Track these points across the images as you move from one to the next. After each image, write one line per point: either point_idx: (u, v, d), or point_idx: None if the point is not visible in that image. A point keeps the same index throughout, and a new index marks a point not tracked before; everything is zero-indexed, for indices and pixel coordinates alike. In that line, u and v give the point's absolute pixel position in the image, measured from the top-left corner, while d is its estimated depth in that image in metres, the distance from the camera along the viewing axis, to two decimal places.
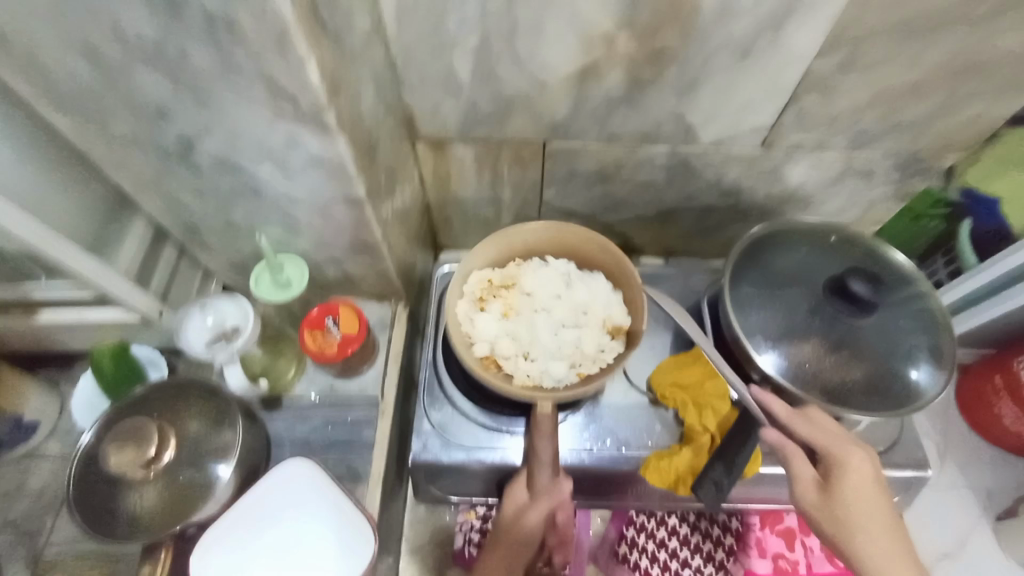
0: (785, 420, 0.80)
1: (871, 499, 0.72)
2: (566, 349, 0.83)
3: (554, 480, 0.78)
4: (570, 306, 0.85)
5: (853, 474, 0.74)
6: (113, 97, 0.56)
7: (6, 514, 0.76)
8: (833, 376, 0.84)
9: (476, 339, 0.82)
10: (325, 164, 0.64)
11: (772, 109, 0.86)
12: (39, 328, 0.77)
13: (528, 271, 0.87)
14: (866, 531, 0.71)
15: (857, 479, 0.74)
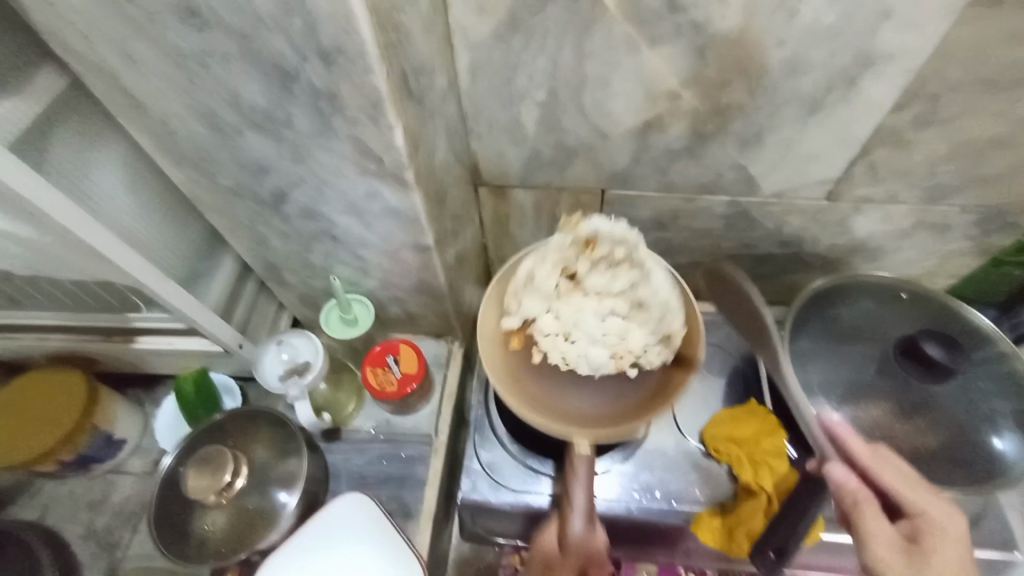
0: (867, 463, 0.70)
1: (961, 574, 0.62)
2: (612, 344, 0.72)
3: (587, 531, 0.73)
4: (624, 301, 0.73)
5: (938, 531, 0.65)
6: (221, 155, 0.63)
7: (92, 525, 0.83)
8: (907, 445, 0.79)
9: (515, 310, 0.76)
10: (400, 215, 0.67)
11: (842, 162, 0.84)
12: (134, 353, 0.84)
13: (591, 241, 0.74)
14: None
15: (947, 536, 0.65)
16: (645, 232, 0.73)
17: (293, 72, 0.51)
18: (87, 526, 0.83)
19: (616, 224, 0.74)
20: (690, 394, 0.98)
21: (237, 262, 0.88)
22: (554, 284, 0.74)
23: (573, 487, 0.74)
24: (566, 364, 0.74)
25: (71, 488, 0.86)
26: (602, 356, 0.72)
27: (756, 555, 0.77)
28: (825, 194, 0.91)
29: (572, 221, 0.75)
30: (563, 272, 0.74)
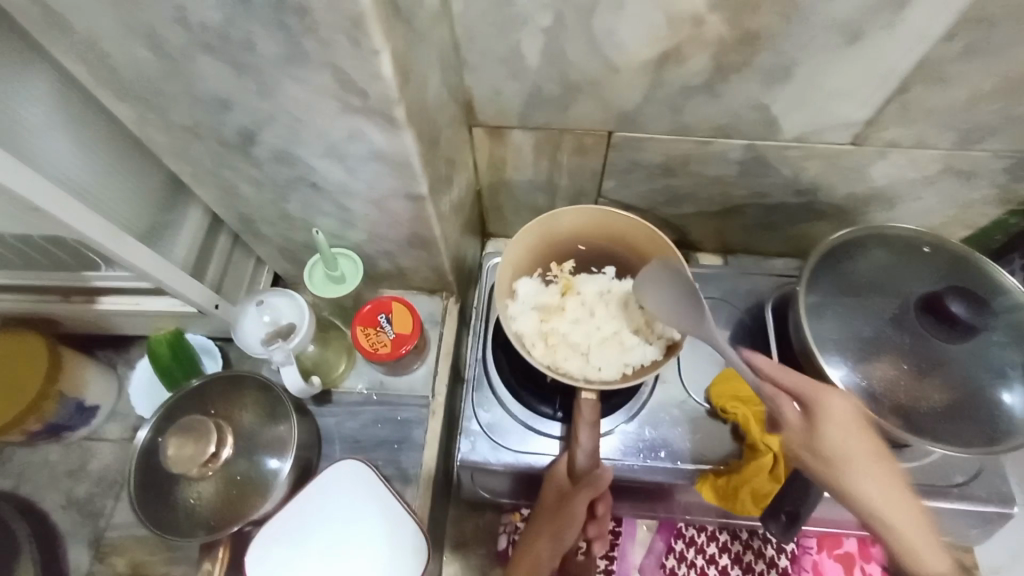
0: (768, 372, 0.74)
1: (870, 468, 0.70)
2: (614, 340, 0.84)
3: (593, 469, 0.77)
4: (619, 301, 0.87)
5: (845, 428, 0.70)
6: (173, 86, 0.53)
7: (71, 494, 0.79)
8: (915, 399, 0.77)
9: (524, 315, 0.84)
10: (388, 158, 0.59)
11: (874, 101, 0.76)
12: (98, 314, 0.77)
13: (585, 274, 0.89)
14: (866, 472, 0.69)
15: (847, 426, 0.70)
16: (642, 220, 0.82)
17: None
18: (66, 495, 0.79)
19: (616, 216, 0.84)
20: None
21: (206, 214, 0.79)
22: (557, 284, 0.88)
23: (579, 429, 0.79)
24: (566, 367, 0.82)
25: (44, 456, 0.81)
26: (601, 352, 0.84)
27: (767, 520, 0.81)
28: (850, 138, 0.84)
29: (581, 213, 0.84)
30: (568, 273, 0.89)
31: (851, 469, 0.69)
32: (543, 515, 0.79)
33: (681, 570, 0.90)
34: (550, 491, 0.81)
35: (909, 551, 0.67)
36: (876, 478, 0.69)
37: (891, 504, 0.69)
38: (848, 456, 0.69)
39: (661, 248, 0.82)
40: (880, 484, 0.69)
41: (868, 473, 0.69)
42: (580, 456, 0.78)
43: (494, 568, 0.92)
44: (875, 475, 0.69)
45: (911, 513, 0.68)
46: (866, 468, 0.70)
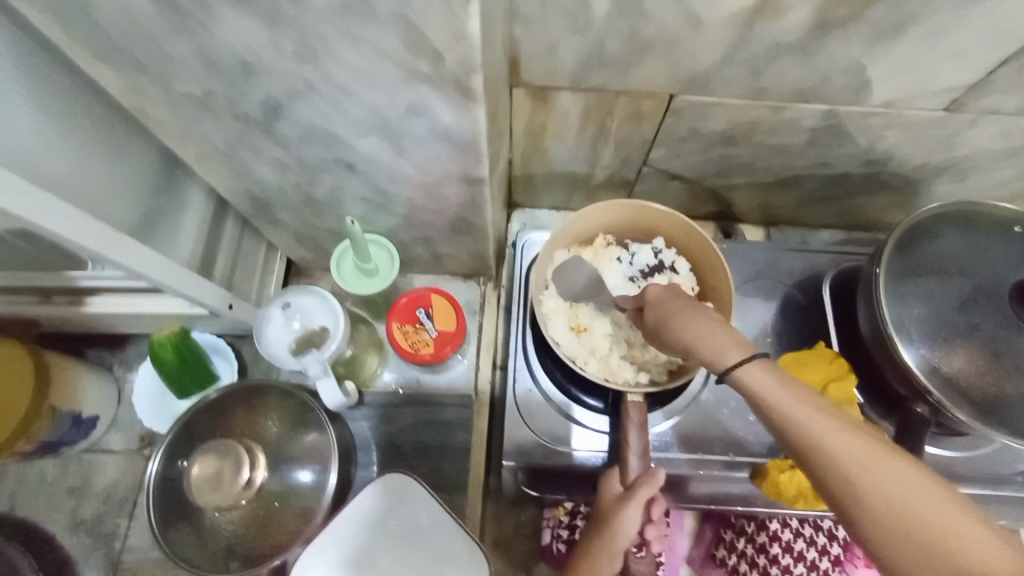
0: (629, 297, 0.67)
1: (697, 316, 0.51)
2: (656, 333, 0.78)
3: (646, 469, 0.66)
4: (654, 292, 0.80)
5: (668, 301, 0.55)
6: (176, 47, 0.40)
7: (77, 514, 0.70)
8: (994, 392, 0.70)
9: (556, 320, 0.77)
10: (451, 139, 0.48)
11: (989, 63, 0.66)
12: (90, 318, 0.66)
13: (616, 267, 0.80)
14: (686, 324, 0.51)
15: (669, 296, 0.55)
16: (672, 209, 0.76)
17: None
18: (72, 516, 0.70)
19: (647, 207, 0.78)
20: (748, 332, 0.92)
21: (209, 197, 0.67)
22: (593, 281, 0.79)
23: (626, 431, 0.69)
24: (607, 375, 0.75)
25: (41, 474, 0.72)
26: (649, 352, 0.76)
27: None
28: (946, 105, 0.74)
29: (613, 209, 0.78)
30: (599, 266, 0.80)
31: (709, 329, 0.49)
32: (596, 519, 0.69)
33: (731, 560, 0.88)
34: (602, 495, 0.71)
35: (766, 401, 0.45)
36: (682, 325, 0.51)
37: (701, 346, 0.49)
38: (663, 320, 0.53)
39: (698, 242, 0.77)
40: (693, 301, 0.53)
41: (692, 316, 0.51)
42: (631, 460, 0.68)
43: (538, 564, 0.88)
44: (698, 316, 0.51)
45: (723, 338, 0.48)
46: (689, 314, 0.51)
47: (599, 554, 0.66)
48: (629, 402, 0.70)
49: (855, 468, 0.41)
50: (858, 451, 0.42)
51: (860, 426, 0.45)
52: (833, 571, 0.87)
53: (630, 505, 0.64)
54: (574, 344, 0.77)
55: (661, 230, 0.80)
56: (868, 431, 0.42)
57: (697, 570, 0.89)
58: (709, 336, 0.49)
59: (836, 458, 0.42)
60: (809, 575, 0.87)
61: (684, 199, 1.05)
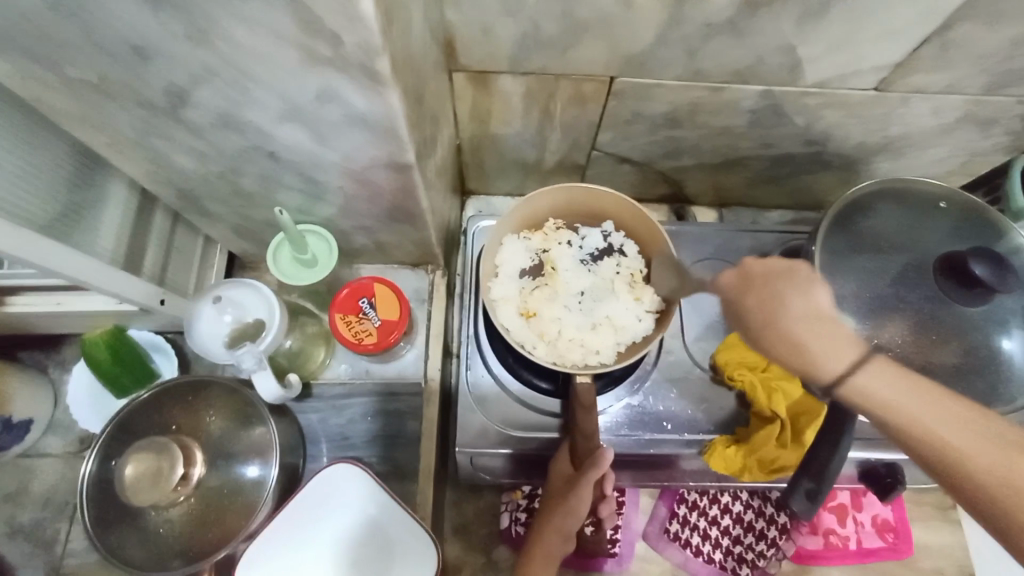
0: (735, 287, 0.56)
1: (788, 306, 0.52)
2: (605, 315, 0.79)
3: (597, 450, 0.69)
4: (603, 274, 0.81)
5: (769, 287, 0.53)
6: (65, 30, 0.39)
7: (14, 520, 0.69)
8: (921, 361, 0.73)
9: (504, 305, 0.77)
10: (368, 124, 0.47)
11: (911, 41, 0.68)
12: (14, 317, 0.64)
13: (565, 250, 0.81)
14: (799, 318, 0.51)
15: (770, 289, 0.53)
16: (617, 192, 0.77)
17: None
18: (9, 521, 0.69)
19: (592, 191, 0.78)
20: None
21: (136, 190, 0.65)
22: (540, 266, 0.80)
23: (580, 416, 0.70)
24: (556, 358, 0.76)
25: None
26: (597, 334, 0.78)
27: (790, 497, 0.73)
28: (875, 84, 0.76)
29: (558, 193, 0.78)
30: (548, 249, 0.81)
31: (789, 324, 0.51)
32: (550, 502, 0.70)
33: (684, 533, 0.91)
34: (554, 477, 0.73)
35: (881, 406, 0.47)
36: (767, 310, 0.52)
37: (803, 350, 0.50)
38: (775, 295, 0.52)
39: (642, 224, 0.78)
40: (822, 312, 0.51)
41: (781, 298, 0.52)
42: (581, 443, 0.70)
43: (497, 547, 0.89)
44: (804, 299, 0.51)
45: (834, 343, 0.49)
46: (776, 294, 0.52)
47: (555, 533, 0.68)
48: (580, 386, 0.72)
49: (969, 456, 0.44)
50: (962, 432, 0.45)
51: (922, 384, 0.48)
52: (780, 539, 0.91)
53: (584, 487, 0.65)
54: (523, 328, 0.77)
55: (606, 213, 0.81)
56: (976, 417, 0.45)
57: (651, 545, 0.91)
58: (798, 312, 0.51)
59: (954, 453, 0.44)
60: (757, 544, 0.90)
61: (636, 182, 1.06)
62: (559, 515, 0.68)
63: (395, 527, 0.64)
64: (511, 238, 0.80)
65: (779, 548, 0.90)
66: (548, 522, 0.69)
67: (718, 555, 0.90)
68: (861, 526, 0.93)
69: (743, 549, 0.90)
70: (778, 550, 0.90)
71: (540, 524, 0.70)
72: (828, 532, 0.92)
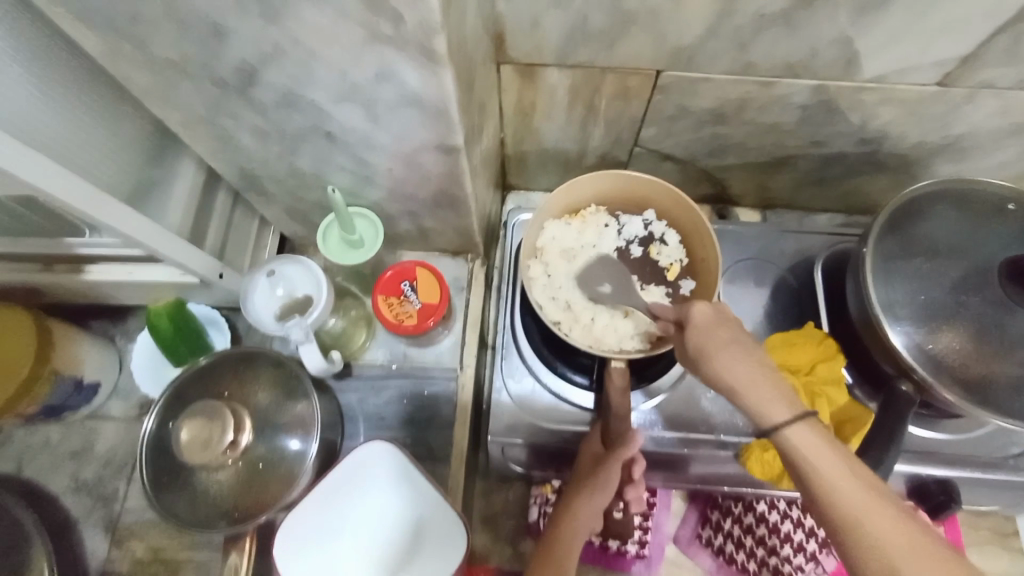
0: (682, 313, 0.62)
1: (744, 358, 0.56)
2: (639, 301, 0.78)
3: (627, 432, 0.71)
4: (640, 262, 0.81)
5: (715, 323, 0.59)
6: (152, 10, 0.42)
7: (78, 476, 0.74)
8: (983, 371, 0.69)
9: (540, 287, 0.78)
10: (422, 104, 0.49)
11: (980, 32, 0.65)
12: (88, 285, 0.69)
13: (605, 236, 0.80)
14: (740, 359, 0.56)
15: (716, 320, 0.59)
16: (664, 179, 0.76)
17: None
18: (73, 478, 0.74)
19: (638, 178, 0.78)
20: (740, 313, 0.91)
21: (201, 170, 0.69)
22: (581, 249, 0.80)
23: (611, 395, 0.74)
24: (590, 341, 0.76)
25: (46, 436, 0.75)
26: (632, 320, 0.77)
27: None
28: (938, 79, 0.73)
29: (604, 179, 0.79)
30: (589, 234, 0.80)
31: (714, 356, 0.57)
32: (576, 483, 0.71)
33: (717, 540, 0.88)
34: (584, 460, 0.73)
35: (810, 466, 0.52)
36: (725, 367, 0.56)
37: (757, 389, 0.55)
38: (707, 354, 0.57)
39: (686, 213, 0.78)
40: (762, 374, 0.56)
41: (734, 358, 0.56)
42: (613, 424, 0.72)
43: (524, 539, 0.89)
44: (739, 353, 0.56)
45: (771, 396, 0.54)
46: (733, 355, 0.57)
47: (582, 512, 0.67)
48: (614, 368, 0.74)
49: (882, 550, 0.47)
50: (877, 509, 0.49)
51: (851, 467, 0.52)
52: (820, 553, 0.86)
53: (612, 464, 0.67)
54: (559, 311, 0.77)
55: (649, 202, 0.81)
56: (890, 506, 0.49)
57: (683, 550, 0.89)
58: (743, 367, 0.56)
59: (863, 526, 0.49)
60: (795, 557, 0.86)
61: (677, 181, 1.05)
62: (584, 492, 0.68)
63: (429, 512, 0.66)
64: (553, 222, 0.80)
65: (819, 562, 0.86)
66: (574, 499, 0.69)
67: (753, 566, 0.87)
68: None
69: (780, 561, 0.86)
70: (817, 564, 0.86)
71: (566, 501, 0.70)
72: None
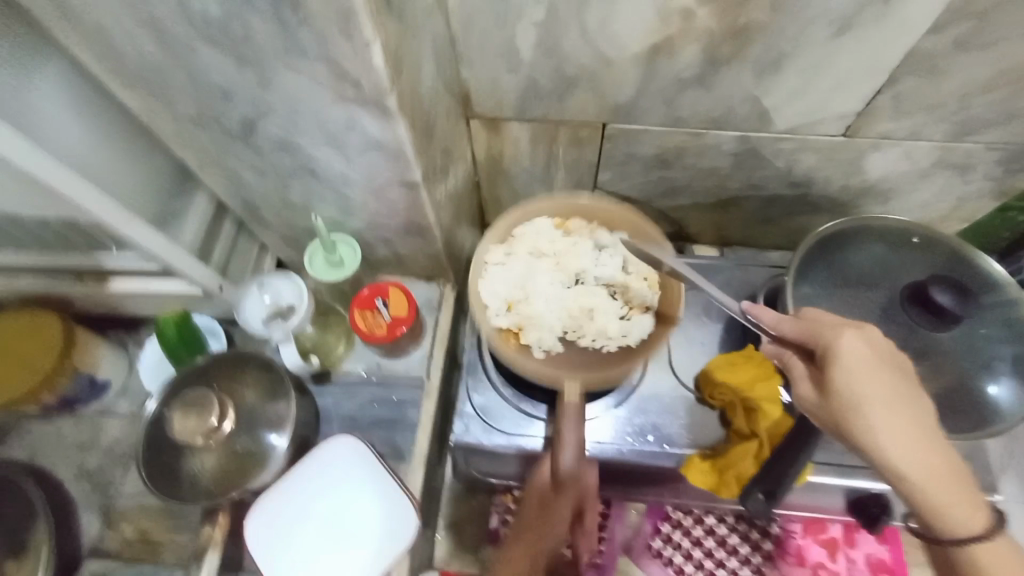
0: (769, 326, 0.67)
1: (878, 382, 0.60)
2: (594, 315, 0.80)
3: (578, 468, 0.75)
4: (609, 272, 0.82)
5: (890, 374, 0.60)
6: (179, 77, 0.57)
7: (84, 465, 0.84)
8: None
9: (498, 285, 0.81)
10: (382, 147, 0.62)
11: (865, 93, 0.77)
12: (110, 295, 0.82)
13: (576, 246, 0.82)
14: (882, 415, 0.59)
15: (870, 374, 0.60)
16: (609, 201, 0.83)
17: None
18: (80, 467, 0.84)
19: (582, 201, 0.85)
20: (688, 342, 0.94)
21: (212, 201, 0.83)
22: (552, 253, 0.83)
23: (564, 427, 0.77)
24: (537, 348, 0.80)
25: (60, 428, 0.86)
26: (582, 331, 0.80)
27: (745, 497, 0.78)
28: (842, 131, 0.85)
29: (552, 202, 0.85)
30: (563, 236, 0.83)
31: (862, 410, 0.60)
32: (527, 519, 0.78)
33: (666, 551, 0.94)
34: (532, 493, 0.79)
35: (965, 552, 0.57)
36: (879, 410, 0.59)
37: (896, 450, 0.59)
38: (852, 389, 0.60)
39: (643, 231, 0.82)
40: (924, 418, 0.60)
41: (882, 398, 0.60)
42: (565, 456, 0.76)
43: (485, 546, 0.95)
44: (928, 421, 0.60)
45: (955, 489, 0.58)
46: (862, 381, 0.60)
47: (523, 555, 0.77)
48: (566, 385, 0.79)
49: None
50: None
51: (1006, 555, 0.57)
52: (764, 567, 0.94)
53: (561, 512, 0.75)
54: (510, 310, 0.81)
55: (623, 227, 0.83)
56: None
57: (634, 560, 0.95)
58: (883, 425, 0.59)
59: None
60: (741, 569, 0.94)
61: None
62: (534, 518, 0.78)
63: (386, 500, 0.74)
64: (529, 226, 0.84)
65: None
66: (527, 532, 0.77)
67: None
68: (853, 565, 0.94)
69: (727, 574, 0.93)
70: None
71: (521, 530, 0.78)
72: (818, 566, 0.93)
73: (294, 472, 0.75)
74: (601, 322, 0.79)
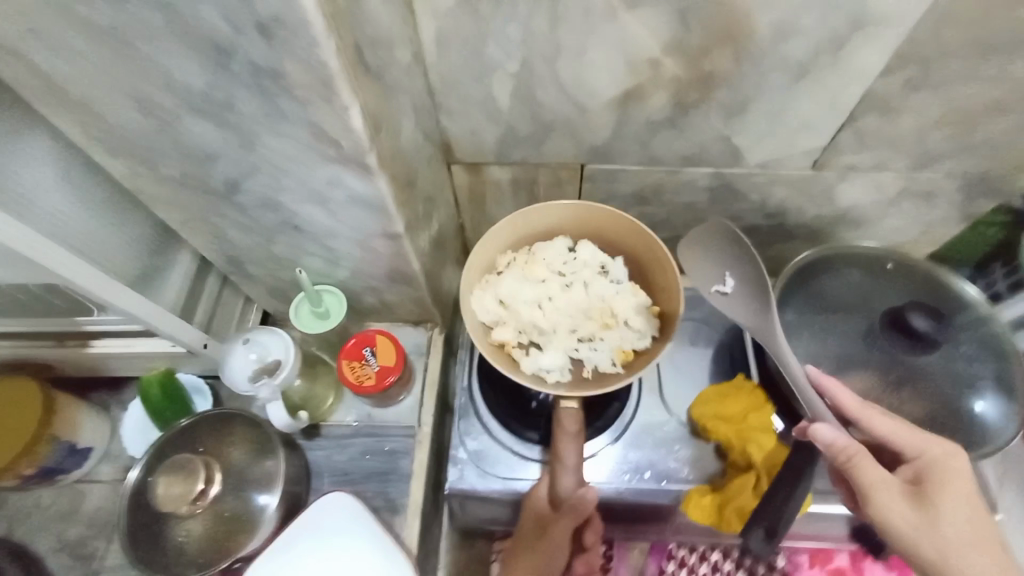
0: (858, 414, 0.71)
1: (973, 508, 0.63)
2: (587, 323, 0.76)
3: (577, 489, 0.77)
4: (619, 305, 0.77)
5: (979, 514, 0.63)
6: (164, 144, 0.58)
7: (64, 536, 0.81)
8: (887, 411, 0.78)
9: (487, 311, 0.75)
10: (365, 202, 0.63)
11: (829, 129, 0.80)
12: (92, 357, 0.81)
13: (585, 268, 0.78)
14: (970, 548, 0.61)
15: (963, 503, 0.63)
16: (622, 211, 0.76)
17: (233, 50, 0.46)
18: (59, 539, 0.81)
19: (598, 209, 0.77)
20: (678, 373, 0.94)
21: (196, 258, 0.84)
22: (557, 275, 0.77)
23: (563, 443, 0.77)
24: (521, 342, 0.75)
25: (38, 499, 0.83)
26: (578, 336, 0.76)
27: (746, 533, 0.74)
28: (811, 164, 0.88)
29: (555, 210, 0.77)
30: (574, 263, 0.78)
31: (951, 529, 0.62)
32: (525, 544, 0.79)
33: None
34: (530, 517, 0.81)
35: None
36: (967, 543, 0.61)
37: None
38: (941, 514, 0.63)
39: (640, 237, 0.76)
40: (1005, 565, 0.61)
41: (969, 528, 0.62)
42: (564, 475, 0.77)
43: None
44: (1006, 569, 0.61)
45: None
46: (956, 499, 0.64)
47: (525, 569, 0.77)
48: (565, 412, 0.76)
49: None
50: None
51: None
52: None
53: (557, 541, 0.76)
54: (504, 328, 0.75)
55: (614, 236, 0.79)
56: None
57: None
58: (970, 558, 0.61)
59: None
60: None
61: None
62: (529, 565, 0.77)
63: (383, 556, 0.72)
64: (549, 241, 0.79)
65: None
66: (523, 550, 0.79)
67: None
68: None
69: None
70: None
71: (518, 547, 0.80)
72: None
73: (286, 534, 0.73)
74: (590, 325, 0.76)
